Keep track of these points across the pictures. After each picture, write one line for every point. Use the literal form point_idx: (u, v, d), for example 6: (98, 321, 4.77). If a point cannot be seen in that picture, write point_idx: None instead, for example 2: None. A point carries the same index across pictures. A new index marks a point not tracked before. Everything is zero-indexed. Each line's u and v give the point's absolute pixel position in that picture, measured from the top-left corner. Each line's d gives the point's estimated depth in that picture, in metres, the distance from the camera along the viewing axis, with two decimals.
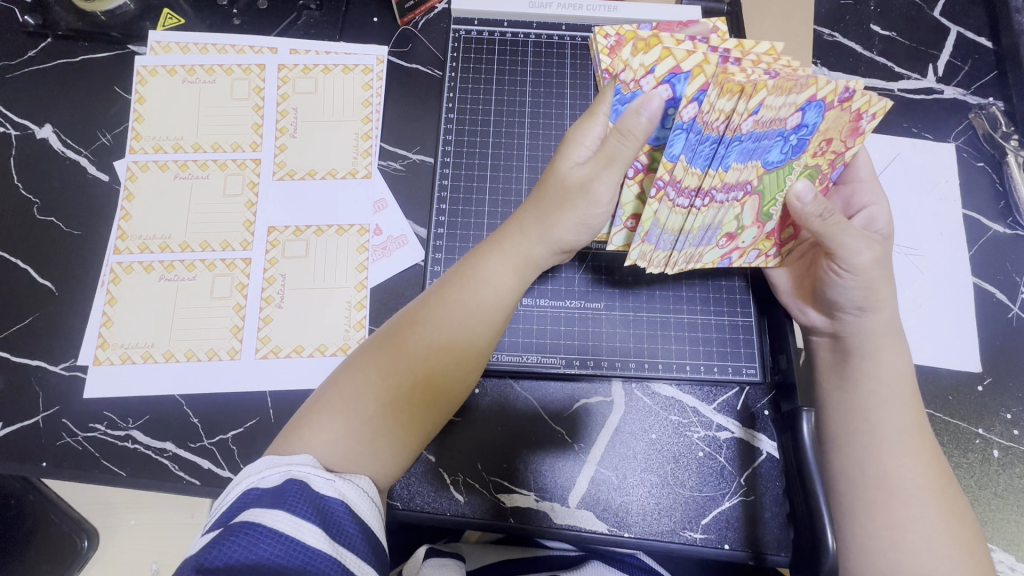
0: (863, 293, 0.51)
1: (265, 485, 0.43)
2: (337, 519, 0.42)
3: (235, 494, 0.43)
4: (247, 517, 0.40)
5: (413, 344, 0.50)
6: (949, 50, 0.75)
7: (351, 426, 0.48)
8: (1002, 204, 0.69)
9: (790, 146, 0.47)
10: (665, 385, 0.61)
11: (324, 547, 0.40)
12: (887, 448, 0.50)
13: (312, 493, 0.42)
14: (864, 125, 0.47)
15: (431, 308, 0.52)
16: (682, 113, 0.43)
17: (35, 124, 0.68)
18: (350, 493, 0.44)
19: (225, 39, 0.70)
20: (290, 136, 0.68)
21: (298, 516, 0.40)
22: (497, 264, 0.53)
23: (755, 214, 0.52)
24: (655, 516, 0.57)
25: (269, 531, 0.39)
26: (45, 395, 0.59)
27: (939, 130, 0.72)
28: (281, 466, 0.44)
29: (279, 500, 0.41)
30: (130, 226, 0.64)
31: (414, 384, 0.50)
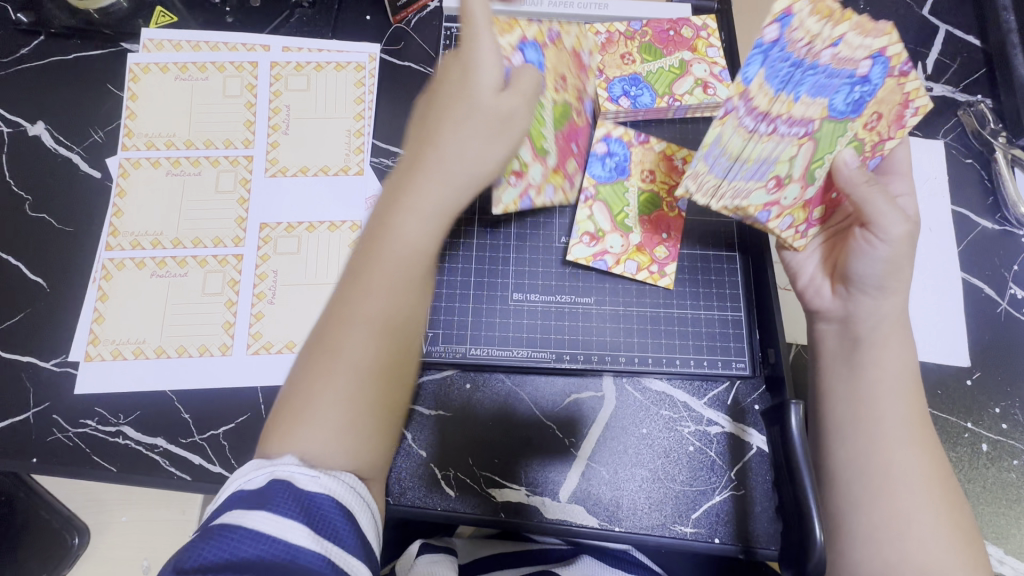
0: (883, 277, 0.53)
1: (247, 486, 0.42)
2: (323, 516, 0.41)
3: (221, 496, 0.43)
4: (228, 520, 0.39)
5: (365, 287, 0.46)
6: (938, 49, 0.75)
7: (343, 389, 0.44)
8: (991, 200, 0.69)
9: (610, 166, 0.65)
10: (656, 380, 0.61)
11: (309, 543, 0.39)
12: (873, 439, 0.51)
13: (297, 491, 0.41)
14: (907, 117, 0.52)
15: (373, 249, 0.46)
16: (768, 35, 0.50)
17: (27, 122, 0.69)
18: (337, 488, 0.43)
19: (217, 37, 0.70)
20: (283, 132, 0.68)
21: (281, 516, 0.39)
22: (413, 227, 0.47)
23: (804, 168, 0.54)
24: (646, 510, 0.57)
25: (250, 533, 0.39)
26: (36, 391, 0.59)
27: (929, 127, 0.72)
28: (266, 466, 0.43)
29: (261, 501, 0.40)
30: (122, 222, 0.64)
31: (397, 328, 0.46)
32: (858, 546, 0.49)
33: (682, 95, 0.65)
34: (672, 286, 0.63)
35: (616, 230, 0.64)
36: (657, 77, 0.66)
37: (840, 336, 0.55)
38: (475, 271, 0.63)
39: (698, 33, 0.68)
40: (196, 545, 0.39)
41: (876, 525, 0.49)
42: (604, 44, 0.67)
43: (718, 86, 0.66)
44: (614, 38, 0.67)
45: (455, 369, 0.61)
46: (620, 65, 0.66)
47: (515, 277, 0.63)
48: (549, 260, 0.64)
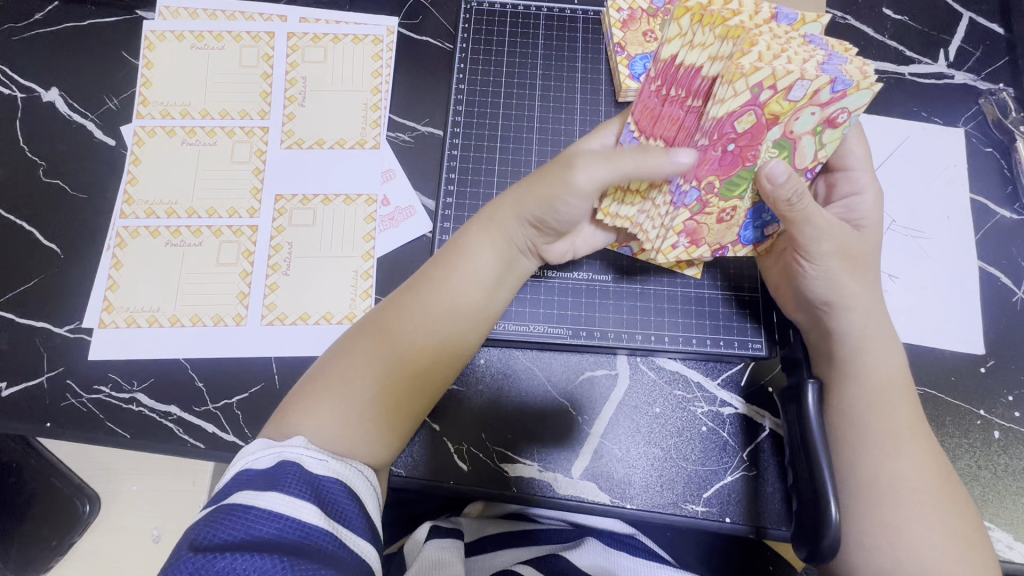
0: (856, 277, 0.52)
1: (256, 466, 0.43)
2: (334, 498, 0.42)
3: (230, 476, 0.44)
4: (240, 499, 0.40)
5: (432, 285, 0.52)
6: (961, 36, 0.75)
7: (379, 365, 0.49)
8: (1009, 189, 0.69)
9: None
10: (670, 360, 0.61)
11: (321, 523, 0.40)
12: (884, 421, 0.51)
13: (307, 474, 0.42)
14: (693, 234, 0.53)
15: (449, 255, 0.54)
16: (817, 157, 0.49)
17: (41, 87, 0.68)
18: (345, 471, 0.44)
19: (234, 6, 0.70)
20: (299, 105, 0.67)
21: (293, 495, 0.40)
22: (482, 247, 0.54)
23: (781, 129, 0.45)
24: (658, 489, 0.57)
25: (264, 512, 0.39)
26: (49, 356, 0.59)
27: (950, 115, 0.72)
28: (274, 448, 0.44)
29: (273, 481, 0.41)
30: (137, 190, 0.64)
31: (446, 319, 0.51)
32: (867, 523, 0.49)
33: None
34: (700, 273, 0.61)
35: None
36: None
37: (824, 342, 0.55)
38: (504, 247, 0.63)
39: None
40: (207, 524, 0.39)
41: (886, 504, 0.49)
42: (625, 22, 0.67)
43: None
44: (637, 13, 0.67)
45: None
46: (642, 42, 0.66)
47: None
48: None
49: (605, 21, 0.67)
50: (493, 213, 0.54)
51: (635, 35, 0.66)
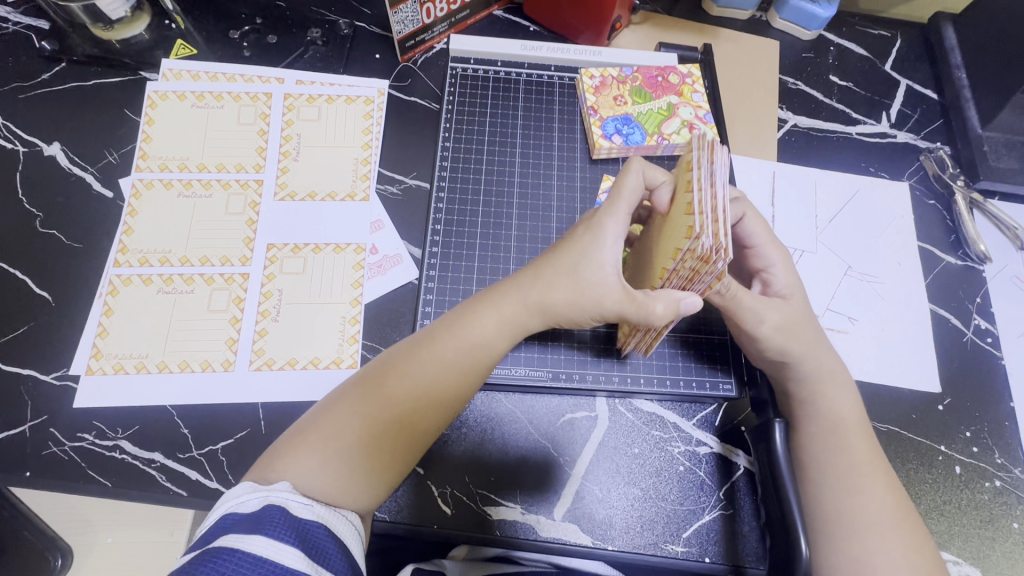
0: (800, 327, 0.58)
1: (242, 510, 0.44)
2: (317, 541, 0.44)
3: (212, 521, 0.44)
4: (226, 543, 0.41)
5: (432, 347, 0.53)
6: (900, 100, 0.83)
7: (374, 436, 0.50)
8: (952, 237, 0.75)
9: None
10: (647, 401, 0.63)
11: (306, 566, 0.41)
12: (843, 462, 0.54)
13: (293, 518, 0.44)
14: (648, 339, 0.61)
15: (454, 321, 0.55)
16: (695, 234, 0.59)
17: (43, 142, 0.71)
18: (329, 516, 0.46)
19: (235, 69, 0.75)
20: (293, 159, 0.71)
21: (280, 538, 0.41)
22: (494, 328, 0.54)
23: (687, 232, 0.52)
24: (639, 529, 0.58)
25: (248, 555, 0.40)
26: (33, 405, 0.59)
27: (895, 170, 0.79)
28: (259, 492, 0.45)
29: (259, 524, 0.42)
30: (131, 240, 0.66)
31: (440, 377, 0.52)
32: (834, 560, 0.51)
33: (670, 134, 0.70)
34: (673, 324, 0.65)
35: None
36: (648, 116, 0.71)
37: (791, 382, 0.58)
38: None
39: (684, 79, 0.74)
40: (189, 567, 0.39)
41: (848, 539, 0.52)
42: (598, 87, 0.73)
43: (702, 127, 0.71)
44: (608, 79, 0.73)
45: None
46: (613, 105, 0.72)
47: None
48: None
49: (580, 86, 0.73)
50: (507, 292, 0.55)
51: (605, 99, 0.72)
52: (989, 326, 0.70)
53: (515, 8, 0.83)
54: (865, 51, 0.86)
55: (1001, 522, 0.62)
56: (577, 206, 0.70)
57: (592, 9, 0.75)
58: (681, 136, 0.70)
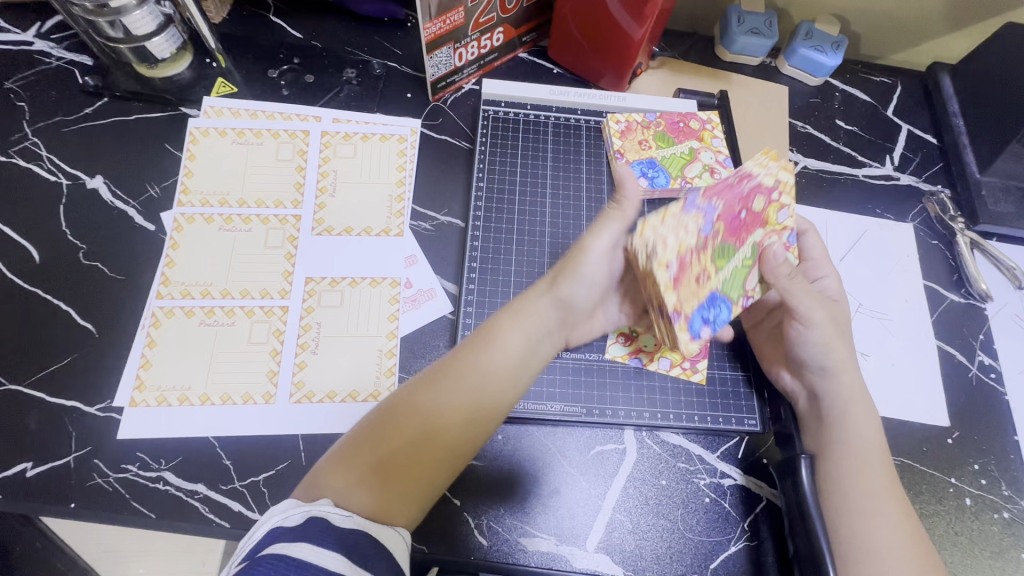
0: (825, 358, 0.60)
1: (287, 524, 0.45)
2: (360, 549, 0.45)
3: (260, 535, 0.45)
4: (275, 551, 0.42)
5: (459, 367, 0.55)
6: (903, 144, 0.88)
7: (403, 448, 0.51)
8: (955, 276, 0.79)
9: None
10: (673, 434, 0.66)
11: (352, 570, 0.43)
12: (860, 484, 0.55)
13: (336, 527, 0.45)
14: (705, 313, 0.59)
15: (478, 340, 0.57)
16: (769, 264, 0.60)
17: (86, 175, 0.73)
18: (370, 524, 0.48)
19: (274, 107, 0.78)
20: (330, 195, 0.74)
21: (325, 546, 0.43)
22: (516, 338, 0.57)
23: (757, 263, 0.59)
24: (668, 560, 0.60)
25: (298, 562, 0.41)
26: (78, 436, 0.60)
27: (900, 212, 0.83)
28: (302, 507, 0.47)
29: (304, 533, 0.44)
30: (174, 273, 0.68)
31: (470, 395, 0.54)
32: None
33: (693, 177, 0.77)
34: (705, 379, 0.68)
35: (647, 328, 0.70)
36: (670, 161, 0.77)
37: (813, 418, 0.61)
38: None
39: (703, 125, 0.81)
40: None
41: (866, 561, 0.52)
42: (623, 131, 0.79)
43: (722, 172, 0.78)
44: (633, 124, 0.79)
45: None
46: (639, 149, 0.77)
47: None
48: None
49: (606, 129, 0.79)
50: (526, 304, 0.59)
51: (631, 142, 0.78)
52: (992, 362, 0.74)
53: (540, 51, 0.88)
54: (869, 97, 0.91)
55: (1010, 553, 0.65)
56: None
57: (616, 56, 0.80)
58: (703, 180, 0.76)
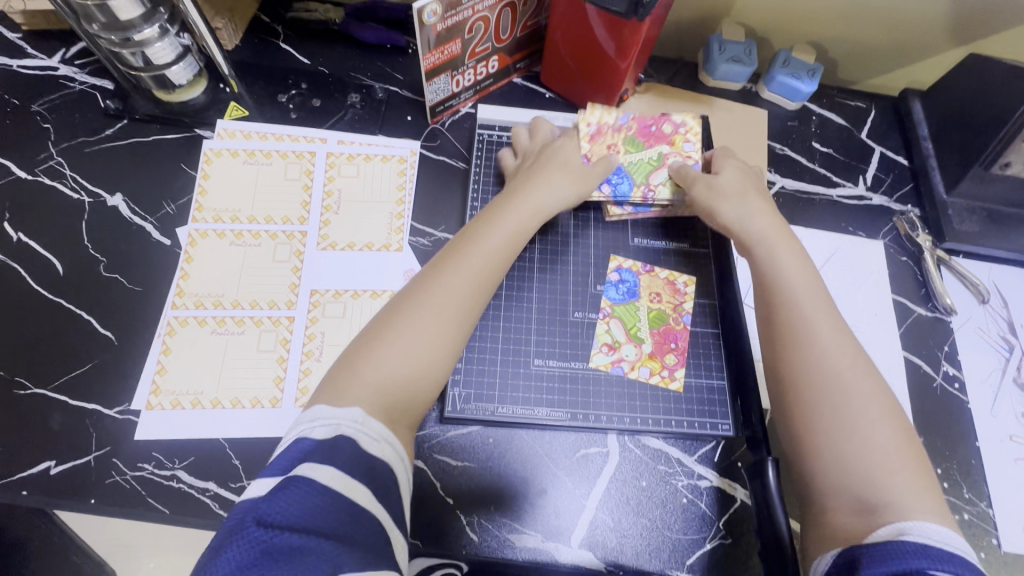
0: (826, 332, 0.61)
1: (312, 438, 0.49)
2: (380, 475, 0.49)
3: (288, 443, 0.50)
4: (301, 470, 0.45)
5: (420, 293, 0.61)
6: (875, 166, 0.93)
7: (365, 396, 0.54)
8: (923, 290, 0.84)
9: (622, 290, 0.77)
10: (654, 439, 0.70)
11: (371, 505, 0.46)
12: (857, 422, 0.56)
13: (361, 451, 0.49)
14: (678, 288, 0.77)
15: (416, 294, 0.61)
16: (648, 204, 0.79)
17: (107, 192, 0.78)
18: (387, 454, 0.51)
19: (283, 129, 0.83)
20: (334, 212, 0.79)
21: (347, 473, 0.46)
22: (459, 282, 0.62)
23: (659, 172, 0.80)
24: (647, 556, 0.64)
25: (317, 486, 0.44)
26: (98, 436, 0.65)
27: (871, 229, 0.88)
28: (327, 421, 0.51)
29: (330, 454, 0.47)
30: (188, 284, 0.73)
31: (441, 310, 0.60)
32: (846, 509, 0.53)
33: (657, 184, 0.79)
34: (682, 387, 0.72)
35: (630, 340, 0.74)
36: (636, 167, 0.80)
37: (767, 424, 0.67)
38: (532, 336, 0.73)
39: (678, 128, 0.83)
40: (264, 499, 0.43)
41: (867, 494, 0.53)
42: (594, 132, 0.81)
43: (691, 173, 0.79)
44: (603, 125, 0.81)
45: (479, 425, 0.69)
46: (606, 152, 0.79)
47: (536, 343, 0.73)
48: (567, 330, 0.74)
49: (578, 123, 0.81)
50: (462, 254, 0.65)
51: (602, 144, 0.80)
52: (955, 372, 0.79)
53: (533, 76, 0.93)
54: (844, 121, 0.96)
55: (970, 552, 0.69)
56: (590, 260, 0.78)
57: (603, 84, 0.85)
58: (665, 188, 0.79)
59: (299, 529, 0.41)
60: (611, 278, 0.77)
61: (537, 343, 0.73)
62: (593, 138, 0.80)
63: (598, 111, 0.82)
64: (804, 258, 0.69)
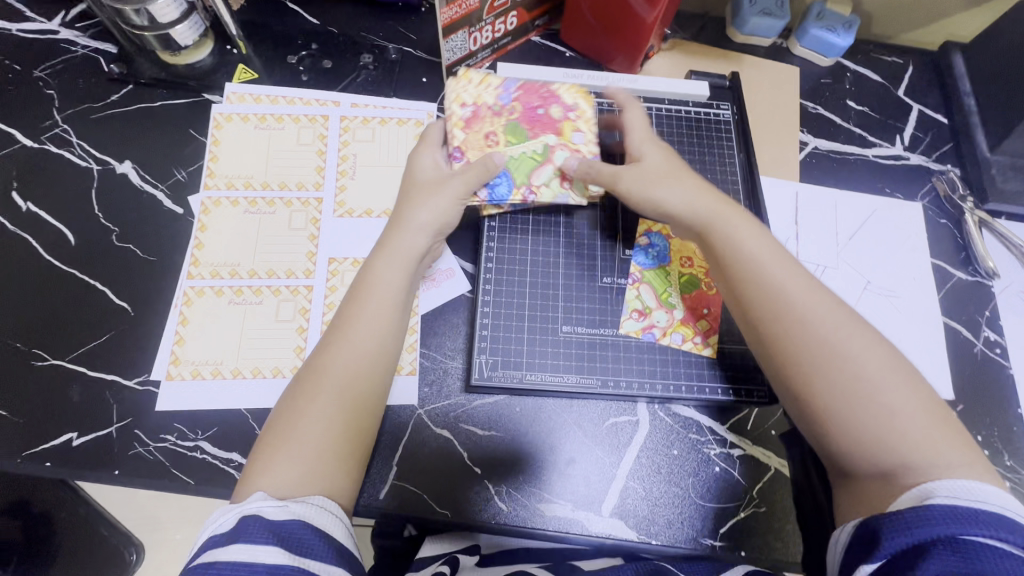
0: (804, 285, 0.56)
1: (220, 530, 0.45)
2: (298, 537, 0.45)
3: (199, 544, 0.46)
4: (207, 560, 0.43)
5: (350, 320, 0.58)
6: (913, 124, 0.89)
7: (320, 418, 0.53)
8: (963, 254, 0.81)
9: (652, 255, 0.74)
10: (685, 407, 0.68)
11: (290, 561, 0.43)
12: (867, 376, 0.50)
13: (267, 520, 0.45)
14: None
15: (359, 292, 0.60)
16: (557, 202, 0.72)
17: (115, 160, 0.76)
18: (306, 512, 0.48)
19: (294, 92, 0.79)
20: (350, 178, 0.76)
21: (255, 544, 0.43)
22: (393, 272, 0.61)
23: (537, 176, 0.71)
24: (679, 525, 0.63)
25: (229, 567, 0.42)
26: (119, 407, 0.63)
27: (909, 191, 0.84)
28: (232, 511, 0.47)
29: (236, 533, 0.44)
30: (203, 254, 0.71)
31: (373, 341, 0.57)
32: (866, 472, 0.49)
33: (539, 185, 0.71)
34: (716, 353, 0.70)
35: (661, 306, 0.71)
36: (518, 162, 0.70)
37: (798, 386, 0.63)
38: (558, 304, 0.71)
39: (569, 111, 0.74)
40: None
41: (879, 456, 0.48)
42: (469, 118, 0.71)
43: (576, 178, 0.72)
44: (479, 109, 0.72)
45: (506, 395, 0.67)
46: (482, 145, 0.70)
47: (562, 311, 0.70)
48: (594, 296, 0.71)
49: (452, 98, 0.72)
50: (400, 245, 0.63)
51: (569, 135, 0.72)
52: (997, 338, 0.76)
53: (552, 34, 0.89)
54: (880, 77, 0.91)
55: None
56: (617, 224, 0.75)
57: (627, 39, 0.80)
58: (549, 190, 0.71)
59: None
60: (641, 242, 0.74)
61: (564, 310, 0.70)
62: (470, 126, 0.71)
63: (476, 88, 0.73)
64: (763, 228, 0.62)
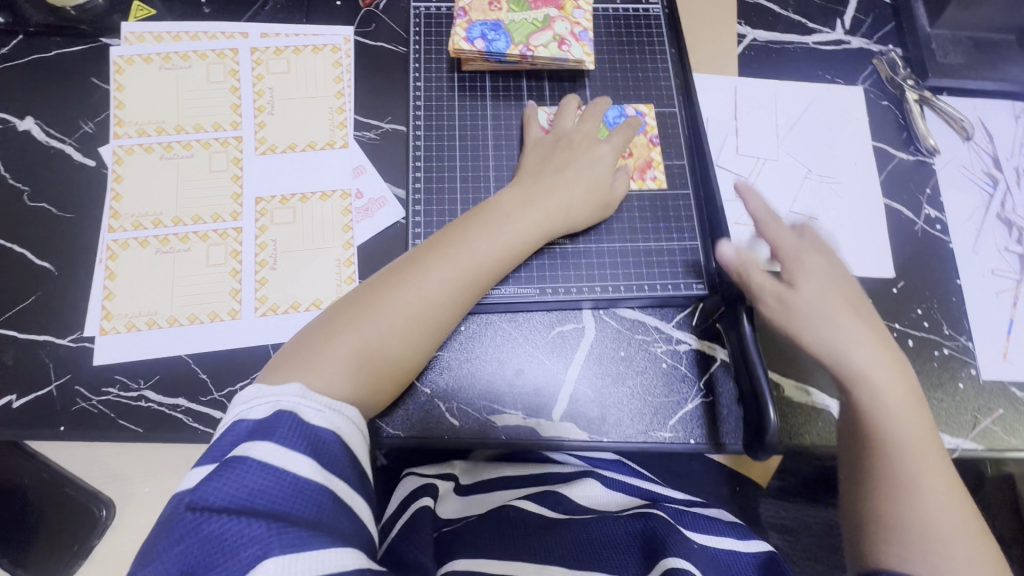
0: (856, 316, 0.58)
1: (253, 417, 0.48)
2: (328, 447, 0.47)
3: (228, 424, 0.48)
4: (236, 453, 0.45)
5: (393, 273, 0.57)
6: (854, 6, 0.85)
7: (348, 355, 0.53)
8: (905, 134, 0.79)
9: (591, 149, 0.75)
10: (629, 309, 0.69)
11: (315, 475, 0.45)
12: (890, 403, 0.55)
13: (302, 423, 0.47)
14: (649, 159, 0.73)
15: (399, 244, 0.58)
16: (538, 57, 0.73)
17: (15, 117, 0.71)
18: (340, 423, 0.49)
19: (198, 27, 0.74)
20: (269, 113, 0.72)
21: (287, 446, 0.45)
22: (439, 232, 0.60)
23: (545, 33, 0.73)
24: (629, 421, 0.64)
25: (256, 465, 0.44)
26: (55, 366, 0.62)
27: (850, 75, 0.82)
28: (268, 398, 0.49)
29: (268, 431, 0.46)
30: (122, 206, 0.68)
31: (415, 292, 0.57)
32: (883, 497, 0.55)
33: (537, 45, 0.72)
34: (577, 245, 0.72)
35: None
36: (518, 26, 0.73)
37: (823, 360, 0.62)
38: None
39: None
40: (206, 483, 0.43)
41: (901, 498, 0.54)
42: None
43: (573, 44, 0.73)
44: None
45: None
46: (486, 10, 0.74)
47: None
48: None
49: None
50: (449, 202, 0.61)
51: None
52: (938, 215, 0.76)
53: None
54: None
55: (949, 384, 0.69)
56: None
57: None
58: (546, 49, 0.72)
59: (232, 507, 0.42)
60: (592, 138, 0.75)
61: None
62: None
63: None
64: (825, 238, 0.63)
